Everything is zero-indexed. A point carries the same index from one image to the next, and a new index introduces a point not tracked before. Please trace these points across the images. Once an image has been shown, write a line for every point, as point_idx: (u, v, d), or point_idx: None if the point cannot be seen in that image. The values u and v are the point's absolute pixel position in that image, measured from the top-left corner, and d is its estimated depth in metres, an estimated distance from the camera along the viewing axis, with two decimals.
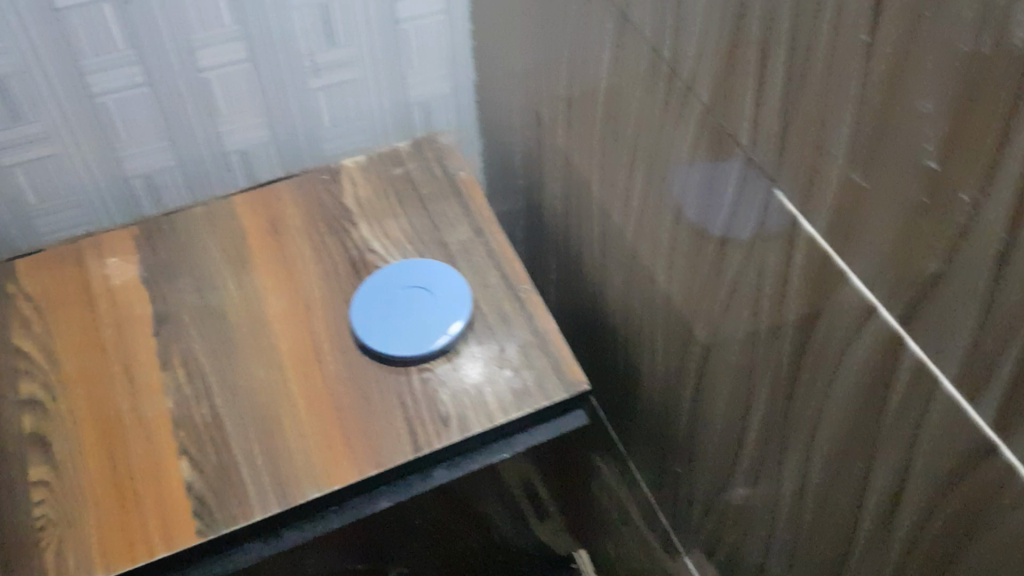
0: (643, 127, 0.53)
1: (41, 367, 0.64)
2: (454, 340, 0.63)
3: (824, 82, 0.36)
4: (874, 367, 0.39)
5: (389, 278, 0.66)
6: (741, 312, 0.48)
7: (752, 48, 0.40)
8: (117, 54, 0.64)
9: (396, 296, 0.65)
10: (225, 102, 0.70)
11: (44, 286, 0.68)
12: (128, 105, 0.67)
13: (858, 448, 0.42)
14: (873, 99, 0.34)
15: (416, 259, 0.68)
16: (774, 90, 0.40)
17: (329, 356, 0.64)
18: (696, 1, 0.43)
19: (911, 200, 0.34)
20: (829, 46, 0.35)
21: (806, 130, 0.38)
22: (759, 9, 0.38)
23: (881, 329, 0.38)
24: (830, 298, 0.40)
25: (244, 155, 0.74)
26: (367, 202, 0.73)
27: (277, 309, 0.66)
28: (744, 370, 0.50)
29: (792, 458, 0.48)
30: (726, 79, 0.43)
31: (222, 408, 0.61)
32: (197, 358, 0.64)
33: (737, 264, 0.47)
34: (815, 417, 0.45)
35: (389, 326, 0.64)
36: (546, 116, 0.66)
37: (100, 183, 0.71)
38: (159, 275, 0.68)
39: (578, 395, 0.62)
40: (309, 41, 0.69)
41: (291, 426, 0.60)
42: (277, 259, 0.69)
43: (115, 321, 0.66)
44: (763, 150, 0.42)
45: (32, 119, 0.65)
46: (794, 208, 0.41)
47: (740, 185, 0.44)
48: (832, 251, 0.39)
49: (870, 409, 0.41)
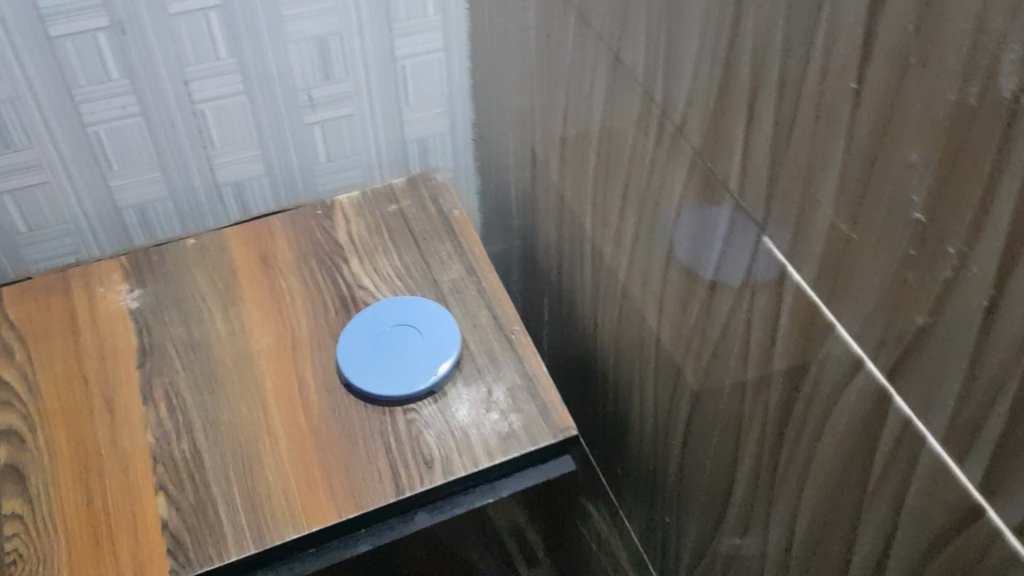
0: (634, 170, 0.52)
1: (20, 398, 0.63)
2: (440, 381, 0.62)
3: (812, 130, 0.35)
4: (861, 423, 0.38)
5: (378, 315, 0.65)
6: (729, 361, 0.47)
7: (741, 94, 0.39)
8: (111, 84, 0.64)
9: (385, 334, 0.64)
10: (219, 135, 0.69)
11: (29, 315, 0.67)
12: (121, 135, 0.66)
13: (845, 505, 0.41)
14: (861, 148, 0.33)
15: (405, 297, 0.67)
16: (762, 137, 0.39)
17: (313, 394, 0.63)
18: (686, 45, 0.42)
19: (900, 253, 0.33)
20: (818, 93, 0.34)
21: (794, 178, 0.37)
22: (749, 54, 0.38)
23: (869, 383, 0.37)
24: (817, 350, 0.39)
25: (238, 187, 0.73)
26: (359, 238, 0.72)
27: (262, 344, 0.65)
28: (732, 421, 0.49)
29: (779, 513, 0.47)
30: (716, 124, 0.42)
31: (202, 444, 0.60)
32: (179, 392, 0.63)
33: (726, 312, 0.46)
34: (802, 471, 0.44)
35: (376, 363, 0.63)
36: (541, 156, 0.65)
37: (91, 213, 0.70)
38: (145, 307, 0.68)
39: (566, 440, 0.60)
40: (305, 75, 0.69)
41: (272, 464, 0.59)
42: (265, 293, 0.68)
43: (98, 353, 0.65)
44: (752, 197, 0.41)
45: (23, 147, 0.64)
46: (782, 257, 0.40)
47: (729, 231, 0.43)
48: (820, 302, 0.38)
49: (857, 466, 0.39)
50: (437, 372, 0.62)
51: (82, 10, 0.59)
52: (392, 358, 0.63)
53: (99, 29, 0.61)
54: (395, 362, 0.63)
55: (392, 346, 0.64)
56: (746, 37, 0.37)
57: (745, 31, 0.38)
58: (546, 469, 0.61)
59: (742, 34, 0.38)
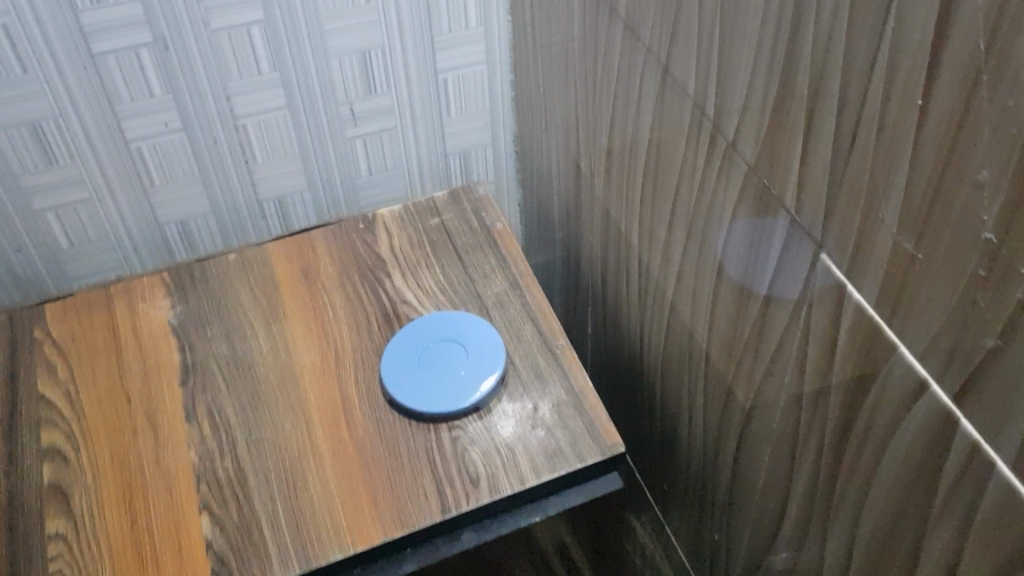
0: (684, 184, 0.51)
1: (64, 416, 0.63)
2: (485, 398, 0.61)
3: (876, 145, 0.34)
4: (923, 447, 0.36)
5: (422, 330, 0.65)
6: (783, 380, 0.46)
7: (799, 107, 0.38)
8: (153, 100, 0.63)
9: (429, 350, 0.63)
10: (261, 149, 0.69)
11: (73, 331, 0.67)
12: (163, 151, 0.66)
13: (906, 532, 0.40)
14: (928, 163, 0.32)
15: (450, 311, 0.66)
16: (821, 152, 0.37)
17: (357, 411, 0.62)
18: (742, 57, 0.41)
19: (968, 273, 0.31)
20: (881, 107, 0.33)
21: (855, 195, 0.36)
22: (808, 66, 0.36)
23: (932, 406, 0.35)
24: (878, 371, 0.38)
25: (279, 202, 0.73)
26: (402, 252, 0.71)
27: (305, 360, 0.65)
28: (786, 442, 0.47)
29: (837, 537, 0.45)
30: (772, 139, 0.41)
31: (245, 462, 0.60)
32: (223, 410, 0.63)
33: (780, 331, 0.45)
34: (861, 495, 0.42)
35: (420, 379, 0.62)
36: (586, 169, 0.64)
37: (133, 229, 0.70)
38: (188, 323, 0.67)
39: (613, 458, 0.59)
40: (347, 88, 0.68)
41: (315, 483, 0.58)
42: (308, 309, 0.68)
43: (141, 369, 0.65)
44: (809, 214, 0.39)
45: (66, 164, 0.65)
46: (840, 276, 0.38)
47: (784, 248, 0.42)
48: (880, 321, 0.37)
49: (919, 491, 0.38)
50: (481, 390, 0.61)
51: (124, 26, 0.59)
52: (436, 374, 0.62)
53: (142, 45, 0.60)
54: (439, 379, 0.62)
55: (436, 362, 0.63)
56: (805, 49, 0.36)
57: (804, 43, 0.36)
58: (592, 485, 0.60)
59: (800, 46, 0.37)
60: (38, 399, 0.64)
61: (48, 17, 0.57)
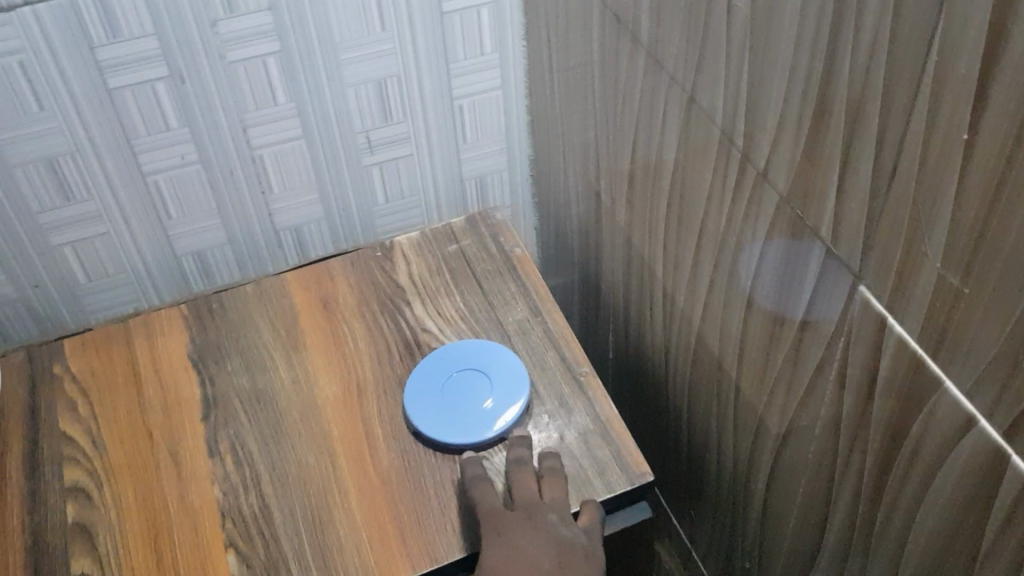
0: (711, 212, 0.50)
1: (86, 454, 0.62)
2: (510, 428, 0.61)
3: (916, 180, 0.34)
4: (972, 482, 0.36)
5: (444, 360, 0.64)
6: (818, 411, 0.45)
7: (834, 140, 0.37)
8: (169, 133, 0.63)
9: (451, 381, 0.63)
10: (277, 179, 0.69)
11: (92, 367, 0.67)
12: (180, 184, 0.66)
13: (953, 565, 0.39)
14: (974, 200, 0.31)
15: (473, 339, 0.66)
16: (858, 185, 0.37)
17: (381, 443, 0.61)
18: (772, 88, 0.40)
19: (1018, 310, 0.31)
20: (923, 141, 0.33)
21: (894, 229, 0.36)
22: (843, 100, 0.36)
23: (982, 442, 0.34)
24: (922, 405, 0.37)
25: (296, 231, 0.73)
26: (421, 280, 0.71)
27: (327, 392, 0.64)
28: (822, 472, 0.47)
29: (877, 567, 0.45)
30: (805, 170, 0.40)
31: (270, 498, 0.59)
32: (246, 444, 0.62)
33: (815, 362, 0.44)
34: (903, 527, 0.41)
35: (441, 410, 0.61)
36: (607, 194, 0.64)
37: (150, 262, 0.70)
38: (208, 356, 0.67)
39: (642, 486, 0.58)
40: (363, 117, 0.68)
41: (342, 518, 0.58)
42: (328, 339, 0.67)
43: (162, 405, 0.65)
44: (846, 246, 0.39)
45: (83, 199, 0.64)
46: (880, 308, 0.38)
47: (819, 279, 0.42)
48: (924, 355, 0.36)
49: (966, 526, 0.37)
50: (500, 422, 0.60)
51: (140, 61, 0.59)
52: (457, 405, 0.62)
53: (158, 79, 0.60)
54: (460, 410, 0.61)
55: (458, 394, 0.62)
56: (841, 82, 0.36)
57: (839, 75, 0.36)
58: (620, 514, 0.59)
59: (836, 77, 0.36)
60: (59, 437, 0.63)
61: (64, 53, 0.57)
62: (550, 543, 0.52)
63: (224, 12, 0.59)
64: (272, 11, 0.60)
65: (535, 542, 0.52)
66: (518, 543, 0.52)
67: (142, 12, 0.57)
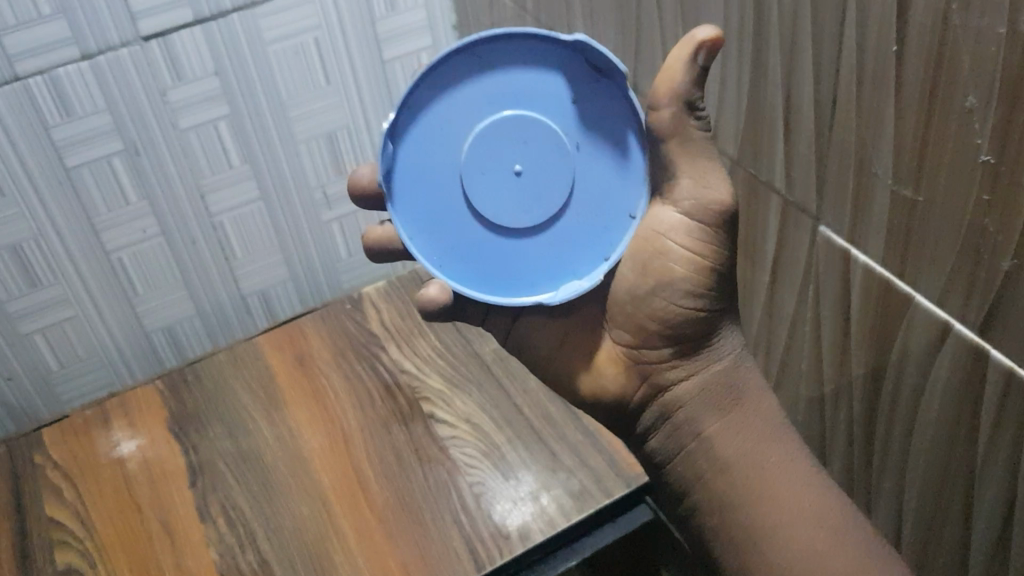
0: None
1: (76, 536, 0.61)
2: (526, 214, 0.41)
3: (857, 104, 0.36)
4: (957, 392, 0.37)
5: (498, 76, 0.40)
6: (801, 365, 0.47)
7: (776, 88, 0.40)
8: (130, 207, 0.64)
9: (450, 169, 0.41)
10: (239, 243, 0.70)
11: (74, 456, 0.67)
12: (144, 257, 0.67)
13: (955, 485, 0.40)
14: (913, 103, 0.33)
15: (528, 91, 0.41)
16: (804, 126, 0.39)
17: (374, 484, 0.61)
18: (711, 57, 0.43)
19: (972, 200, 0.32)
20: (857, 66, 0.35)
21: (844, 161, 0.38)
22: (779, 47, 0.38)
23: (959, 344, 0.36)
24: (898, 328, 0.39)
25: (263, 294, 0.74)
26: (393, 325, 0.73)
27: (314, 442, 0.64)
28: (814, 429, 0.48)
29: (881, 513, 0.45)
30: (753, 130, 0.42)
31: (268, 552, 0.58)
32: (238, 506, 0.61)
33: (791, 314, 0.46)
34: (902, 461, 0.42)
35: (487, 175, 0.41)
36: None
37: (120, 342, 0.70)
38: (190, 426, 0.67)
39: (640, 488, 0.59)
40: (318, 172, 0.70)
41: (343, 560, 0.57)
42: (309, 394, 0.68)
43: (149, 480, 0.64)
44: (802, 192, 0.41)
45: (49, 283, 0.64)
46: (844, 242, 0.40)
47: (782, 233, 0.43)
48: (892, 276, 0.38)
49: (961, 442, 0.38)
50: (614, 255, 0.42)
51: (95, 137, 0.60)
52: (476, 218, 0.42)
53: (114, 154, 0.62)
54: (456, 220, 0.42)
55: (480, 199, 0.41)
56: (773, 33, 0.38)
57: (770, 28, 0.38)
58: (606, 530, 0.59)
59: (768, 28, 0.38)
60: (47, 523, 0.62)
61: (21, 135, 0.58)
62: (755, 459, 0.42)
63: (172, 80, 0.61)
64: (218, 75, 0.62)
65: (734, 436, 0.43)
66: (682, 429, 0.44)
67: (93, 87, 0.59)
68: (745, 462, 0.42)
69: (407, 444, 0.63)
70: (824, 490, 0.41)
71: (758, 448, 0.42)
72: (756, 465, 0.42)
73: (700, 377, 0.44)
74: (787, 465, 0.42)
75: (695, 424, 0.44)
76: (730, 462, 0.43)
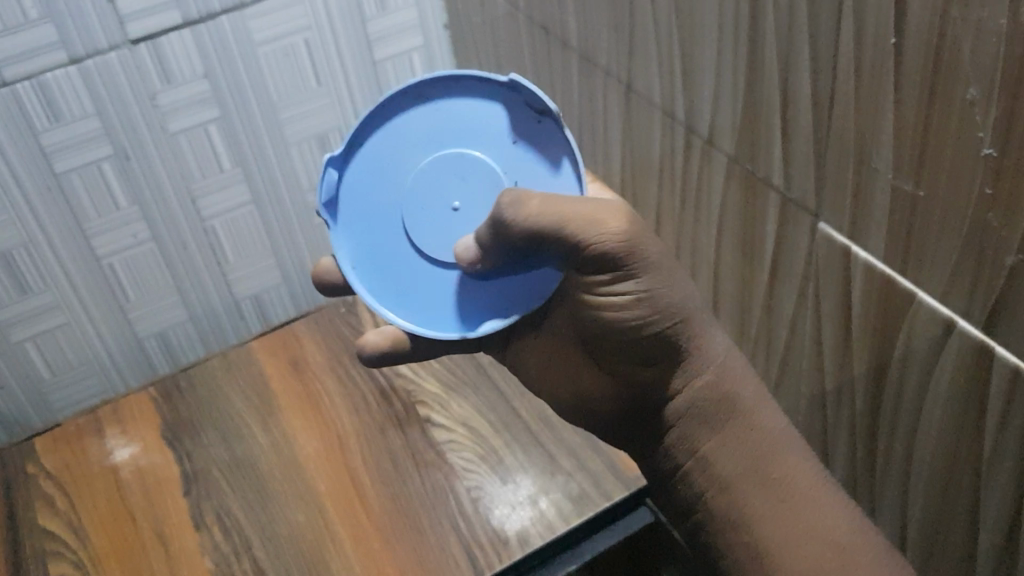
0: (664, 201, 0.51)
1: (70, 546, 0.60)
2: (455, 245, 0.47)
3: (855, 99, 0.35)
4: (962, 390, 0.36)
5: (449, 114, 0.47)
6: (801, 364, 0.46)
7: (773, 83, 0.39)
8: (121, 213, 0.63)
9: (390, 199, 0.47)
10: (232, 248, 0.69)
11: (67, 465, 0.66)
12: (135, 263, 0.66)
13: (960, 484, 0.39)
14: (913, 96, 0.33)
15: (472, 130, 0.47)
16: (801, 122, 0.38)
17: (371, 489, 0.60)
18: (706, 52, 0.42)
19: (974, 195, 0.32)
20: (855, 59, 0.34)
21: (843, 157, 0.37)
22: (775, 42, 0.38)
23: (963, 342, 0.35)
24: (900, 325, 0.38)
25: (256, 299, 0.73)
26: None
27: (309, 448, 0.64)
28: (815, 429, 0.47)
29: (885, 513, 0.45)
30: (749, 126, 0.42)
31: (263, 560, 0.57)
32: (233, 514, 0.60)
33: (790, 313, 0.45)
34: (905, 460, 0.42)
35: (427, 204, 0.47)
36: None
37: (113, 349, 0.69)
38: (184, 433, 0.66)
39: (640, 491, 0.58)
40: (310, 175, 0.70)
41: (339, 568, 0.56)
42: (304, 399, 0.67)
43: (143, 488, 0.63)
44: (800, 188, 0.40)
45: (40, 290, 0.63)
46: (843, 238, 0.39)
47: (780, 230, 0.43)
48: (894, 272, 0.37)
49: (966, 440, 0.37)
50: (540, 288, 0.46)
51: (84, 142, 0.60)
52: (409, 245, 0.47)
53: (103, 158, 0.61)
54: (392, 246, 0.48)
55: (416, 229, 0.47)
56: (769, 27, 0.38)
57: (766, 23, 0.38)
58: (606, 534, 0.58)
59: (764, 22, 0.38)
60: (39, 533, 0.61)
61: (9, 141, 0.57)
62: (758, 476, 0.42)
63: (162, 83, 0.60)
64: (208, 78, 0.62)
65: (733, 452, 0.43)
66: (680, 445, 0.44)
67: (81, 92, 0.58)
68: (749, 480, 0.42)
69: (403, 448, 0.63)
70: (829, 504, 0.41)
71: (760, 464, 0.42)
72: (761, 483, 0.42)
73: (689, 394, 0.43)
74: (790, 480, 0.41)
75: (690, 441, 0.44)
76: (734, 480, 0.42)
